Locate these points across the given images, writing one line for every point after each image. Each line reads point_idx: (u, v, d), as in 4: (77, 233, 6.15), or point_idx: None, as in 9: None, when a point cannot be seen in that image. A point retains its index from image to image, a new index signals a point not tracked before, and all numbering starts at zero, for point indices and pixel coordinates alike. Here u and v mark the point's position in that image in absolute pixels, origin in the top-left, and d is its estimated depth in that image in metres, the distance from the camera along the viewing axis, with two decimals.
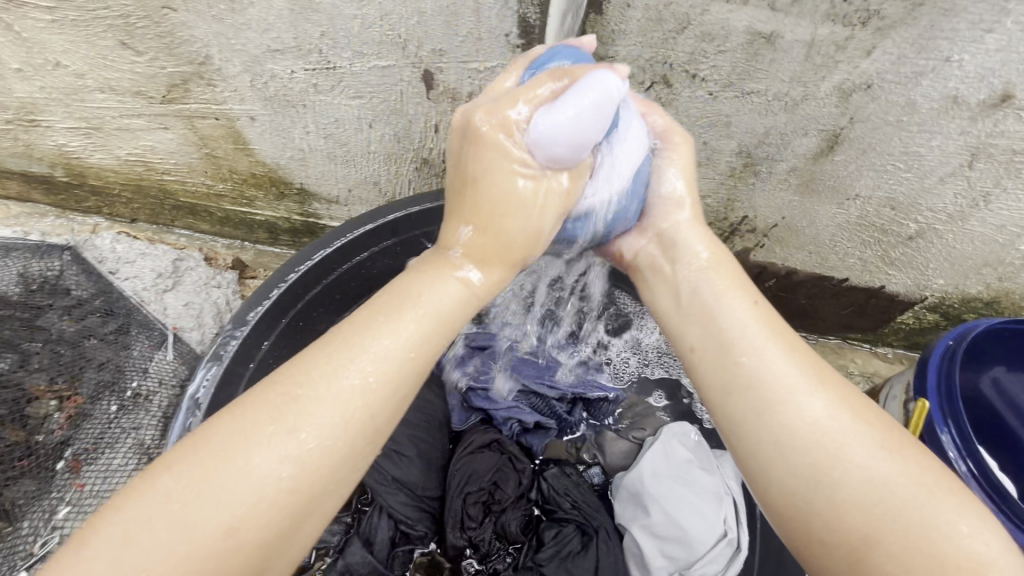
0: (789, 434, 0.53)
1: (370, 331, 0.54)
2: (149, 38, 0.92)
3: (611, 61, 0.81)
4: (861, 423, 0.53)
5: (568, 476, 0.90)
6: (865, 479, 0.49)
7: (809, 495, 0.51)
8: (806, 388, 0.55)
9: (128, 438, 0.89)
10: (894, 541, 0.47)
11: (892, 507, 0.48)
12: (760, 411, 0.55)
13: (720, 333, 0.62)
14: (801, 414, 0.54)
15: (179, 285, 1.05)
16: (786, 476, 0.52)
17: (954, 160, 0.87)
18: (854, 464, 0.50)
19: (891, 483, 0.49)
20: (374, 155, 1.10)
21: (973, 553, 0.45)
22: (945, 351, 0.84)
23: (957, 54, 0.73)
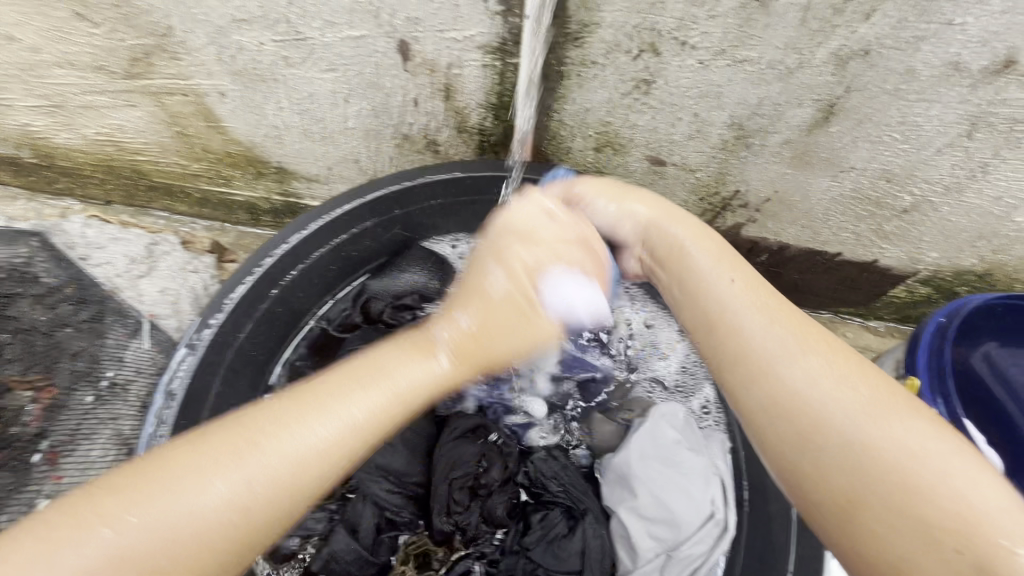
0: (778, 401, 0.57)
1: (344, 396, 0.60)
2: (105, 8, 0.86)
3: (595, 28, 0.77)
4: (848, 384, 0.56)
5: (556, 459, 0.89)
6: (846, 450, 0.53)
7: (797, 459, 0.55)
8: (786, 358, 0.58)
9: (106, 428, 0.88)
10: (879, 506, 0.50)
11: (873, 472, 0.51)
12: (751, 381, 0.60)
13: (711, 308, 0.67)
14: (787, 383, 0.57)
15: (154, 270, 1.02)
16: (778, 440, 0.57)
17: (952, 130, 0.84)
18: (834, 433, 0.53)
19: (878, 450, 0.51)
20: (352, 131, 1.05)
21: (967, 506, 0.47)
22: (937, 329, 0.81)
23: (960, 17, 0.68)
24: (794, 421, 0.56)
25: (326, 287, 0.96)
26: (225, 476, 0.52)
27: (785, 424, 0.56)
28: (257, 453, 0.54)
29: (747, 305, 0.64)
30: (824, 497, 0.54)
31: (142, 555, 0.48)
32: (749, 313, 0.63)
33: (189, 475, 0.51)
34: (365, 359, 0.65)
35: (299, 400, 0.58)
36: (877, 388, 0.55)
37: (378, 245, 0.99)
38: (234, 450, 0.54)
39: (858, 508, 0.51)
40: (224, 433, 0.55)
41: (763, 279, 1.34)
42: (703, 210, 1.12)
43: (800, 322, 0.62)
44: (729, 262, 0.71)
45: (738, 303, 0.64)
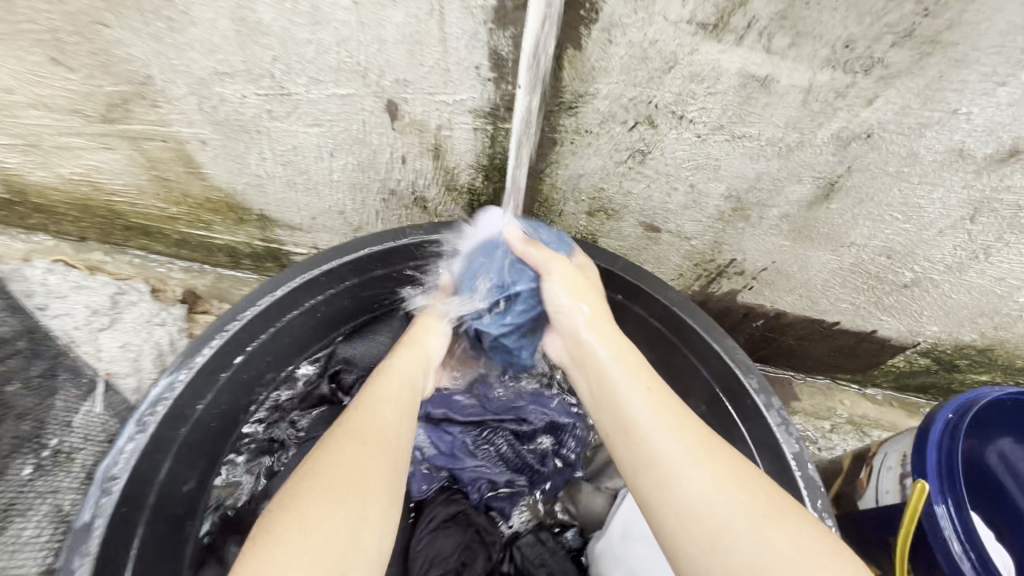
0: (678, 505, 0.57)
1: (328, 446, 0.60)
2: (82, 55, 0.83)
3: (590, 98, 0.74)
4: (678, 437, 0.61)
5: (542, 543, 0.81)
6: (709, 491, 0.56)
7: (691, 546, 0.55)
8: (695, 461, 0.59)
9: (44, 504, 0.78)
10: (734, 558, 0.53)
11: (705, 522, 0.55)
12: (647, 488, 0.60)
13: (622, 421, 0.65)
14: (686, 492, 0.57)
15: (117, 323, 0.96)
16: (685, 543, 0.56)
17: (955, 213, 0.81)
18: (705, 488, 0.56)
19: (711, 509, 0.55)
20: (337, 184, 1.01)
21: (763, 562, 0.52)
22: (945, 426, 0.73)
23: (965, 107, 0.66)
24: (668, 493, 0.58)
25: (295, 347, 0.90)
26: (322, 518, 0.52)
27: (639, 477, 0.61)
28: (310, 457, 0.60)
29: (650, 417, 0.63)
30: (682, 535, 0.56)
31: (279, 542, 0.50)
32: (652, 421, 0.63)
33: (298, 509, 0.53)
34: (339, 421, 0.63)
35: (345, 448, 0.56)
36: (711, 459, 0.59)
37: (357, 305, 0.94)
38: (313, 480, 0.55)
39: (719, 544, 0.54)
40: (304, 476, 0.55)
41: (760, 344, 1.29)
42: (697, 276, 1.09)
43: (694, 425, 0.63)
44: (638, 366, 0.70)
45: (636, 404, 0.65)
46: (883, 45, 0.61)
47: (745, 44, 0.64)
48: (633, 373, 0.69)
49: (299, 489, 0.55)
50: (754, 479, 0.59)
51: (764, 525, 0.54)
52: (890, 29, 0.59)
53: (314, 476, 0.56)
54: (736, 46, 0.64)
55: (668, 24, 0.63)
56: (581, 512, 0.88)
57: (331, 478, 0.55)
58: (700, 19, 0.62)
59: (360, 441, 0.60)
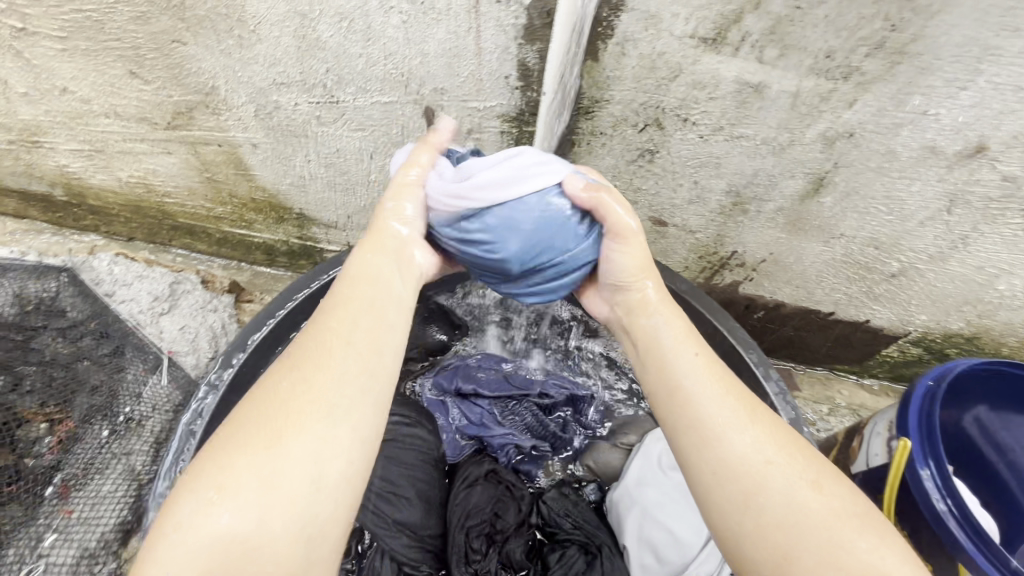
0: (725, 467, 0.59)
1: (278, 388, 0.56)
2: (158, 69, 0.94)
3: (606, 103, 0.85)
4: (728, 400, 0.63)
5: (566, 497, 0.87)
6: (753, 452, 0.59)
7: (740, 517, 0.57)
8: (739, 423, 0.61)
9: (119, 463, 0.90)
10: (768, 514, 0.56)
11: (745, 479, 0.58)
12: (697, 446, 0.61)
13: (670, 382, 0.66)
14: (734, 451, 0.60)
15: (176, 308, 1.06)
16: (723, 502, 0.58)
17: (933, 205, 0.91)
18: (750, 449, 0.59)
19: (750, 464, 0.58)
20: (374, 184, 1.11)
21: (798, 507, 0.56)
22: (926, 392, 0.82)
23: (933, 109, 0.76)
24: (710, 452, 0.60)
25: None
26: (272, 458, 0.51)
27: (682, 436, 0.63)
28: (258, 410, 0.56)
29: (698, 381, 0.65)
30: (723, 489, 0.59)
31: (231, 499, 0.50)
32: (695, 381, 0.65)
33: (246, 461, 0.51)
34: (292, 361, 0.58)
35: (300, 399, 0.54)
36: (758, 423, 0.62)
37: None
38: (275, 417, 0.54)
39: (756, 500, 0.57)
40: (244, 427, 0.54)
41: (761, 335, 1.37)
42: (701, 268, 1.18)
43: (732, 386, 0.65)
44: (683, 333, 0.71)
45: (682, 368, 0.66)
46: (858, 55, 0.71)
47: (740, 56, 0.74)
48: (676, 333, 0.71)
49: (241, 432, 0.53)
50: (794, 441, 0.62)
51: (811, 483, 0.57)
52: (864, 42, 0.70)
53: (276, 410, 0.54)
54: (732, 57, 0.75)
55: (674, 39, 0.74)
56: (599, 466, 0.92)
57: (273, 416, 0.54)
58: (701, 33, 0.72)
59: (330, 370, 0.57)
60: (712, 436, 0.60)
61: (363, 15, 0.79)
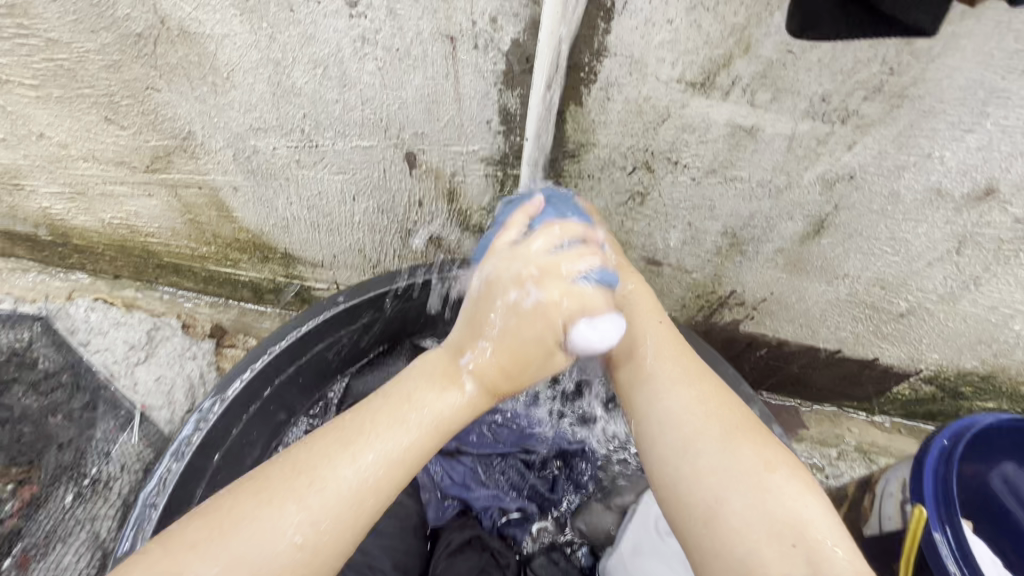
0: (669, 418, 0.64)
1: (321, 466, 0.56)
2: (133, 115, 0.92)
3: (592, 147, 0.81)
4: (678, 364, 0.69)
5: (556, 565, 0.85)
6: (694, 405, 0.64)
7: (677, 464, 0.60)
8: (686, 382, 0.67)
9: (82, 531, 0.85)
10: (705, 459, 0.59)
11: (686, 429, 0.62)
12: (648, 404, 0.66)
13: (631, 341, 0.72)
14: (678, 404, 0.64)
15: (153, 357, 1.01)
16: (666, 450, 0.62)
17: (941, 246, 0.86)
18: (694, 403, 0.64)
19: (687, 415, 0.63)
20: (358, 225, 1.08)
21: (736, 459, 0.59)
22: (941, 452, 0.76)
23: (938, 151, 0.72)
24: (659, 403, 0.66)
25: (313, 379, 0.95)
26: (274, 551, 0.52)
27: (635, 392, 0.69)
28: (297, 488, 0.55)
29: (655, 346, 0.71)
30: (665, 438, 0.63)
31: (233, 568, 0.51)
32: (654, 346, 0.71)
33: (254, 539, 0.52)
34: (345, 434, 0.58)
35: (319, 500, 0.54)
36: (706, 389, 0.66)
37: (372, 338, 0.99)
38: (290, 505, 0.53)
39: (694, 449, 0.60)
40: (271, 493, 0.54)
41: (765, 374, 1.31)
42: (699, 307, 1.13)
43: (686, 361, 0.70)
44: (652, 304, 0.76)
45: (646, 335, 0.72)
46: (856, 98, 0.67)
47: (731, 99, 0.71)
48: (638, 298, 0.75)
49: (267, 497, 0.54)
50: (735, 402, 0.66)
51: (745, 436, 0.61)
52: (861, 85, 0.66)
53: (287, 496, 0.54)
54: (723, 101, 0.71)
55: (660, 83, 0.70)
56: (591, 529, 0.87)
57: (294, 496, 0.54)
58: (688, 78, 0.69)
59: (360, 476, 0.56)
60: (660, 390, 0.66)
61: (338, 62, 0.76)
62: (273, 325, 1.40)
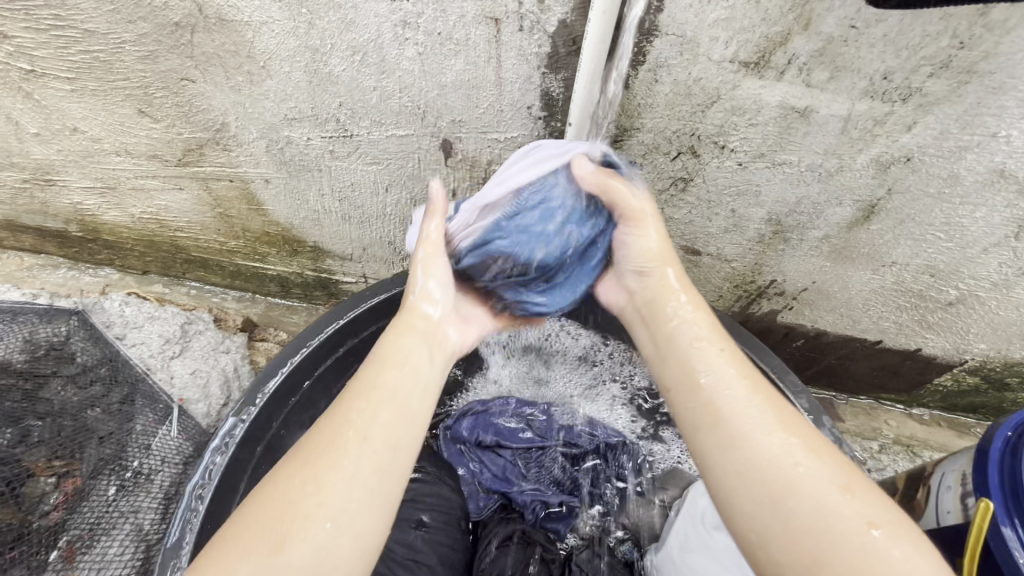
0: (751, 466, 0.54)
1: (343, 422, 0.55)
2: (167, 107, 0.91)
3: (635, 132, 0.79)
4: (754, 398, 0.58)
5: (601, 559, 0.81)
6: (784, 452, 0.54)
7: (766, 519, 0.52)
8: (768, 423, 0.57)
9: (126, 523, 0.85)
10: (800, 518, 0.51)
11: (774, 483, 0.53)
12: (723, 446, 0.56)
13: (692, 370, 0.62)
14: (761, 450, 0.55)
15: (187, 351, 1.04)
16: (748, 503, 0.54)
17: (999, 231, 0.83)
18: (780, 448, 0.55)
19: (773, 463, 0.54)
20: (390, 217, 1.06)
21: (836, 515, 0.50)
22: (1004, 445, 0.73)
23: (1005, 130, 0.68)
24: (734, 449, 0.56)
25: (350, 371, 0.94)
26: (315, 504, 0.50)
27: (701, 433, 0.59)
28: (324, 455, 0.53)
29: (721, 379, 0.60)
30: (747, 490, 0.54)
31: (266, 532, 0.49)
32: (722, 376, 0.61)
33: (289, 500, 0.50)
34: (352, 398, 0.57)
35: (340, 448, 0.53)
36: (792, 430, 0.56)
37: None
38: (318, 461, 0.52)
39: (786, 504, 0.52)
40: (290, 466, 0.53)
41: (801, 366, 1.28)
42: (736, 297, 1.11)
43: (763, 391, 0.60)
44: (712, 328, 0.66)
45: (710, 367, 0.61)
46: (920, 75, 0.64)
47: (786, 80, 0.68)
48: (689, 326, 0.66)
49: (288, 469, 0.53)
50: (822, 439, 0.57)
51: (843, 486, 0.52)
52: (927, 61, 0.63)
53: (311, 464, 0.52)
54: (777, 81, 0.68)
55: (712, 64, 0.68)
56: (634, 524, 0.87)
57: (314, 451, 0.53)
58: (742, 57, 0.66)
59: (372, 427, 0.55)
60: (734, 435, 0.56)
61: (378, 48, 0.74)
62: (300, 319, 1.40)
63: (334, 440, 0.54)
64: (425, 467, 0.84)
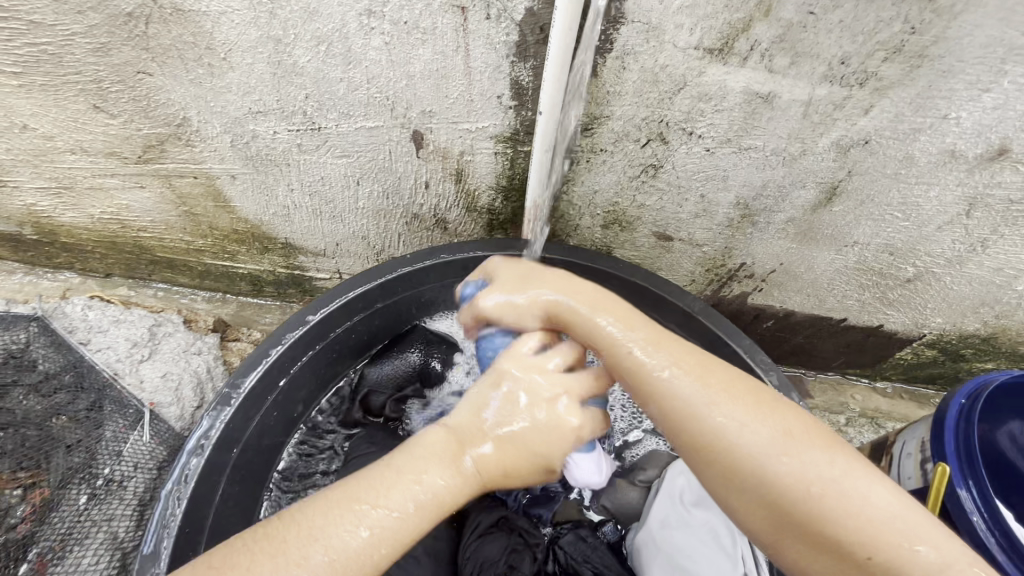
0: (699, 448, 0.60)
1: (347, 521, 0.55)
2: (124, 101, 0.88)
3: (606, 120, 0.80)
4: (692, 380, 0.62)
5: (584, 540, 0.83)
6: (727, 431, 0.59)
7: (726, 494, 0.60)
8: (709, 403, 0.61)
9: (100, 532, 0.83)
10: (753, 493, 0.58)
11: (721, 461, 0.59)
12: (672, 435, 0.62)
13: (627, 374, 0.64)
14: (704, 430, 0.60)
15: (156, 354, 1.00)
16: (709, 478, 0.61)
17: (951, 209, 0.87)
18: (723, 430, 0.59)
19: (719, 441, 0.59)
20: (362, 211, 1.05)
21: (786, 482, 0.56)
22: (959, 411, 0.78)
23: (954, 112, 0.72)
24: (687, 431, 0.61)
25: (327, 368, 0.93)
26: None
27: (655, 421, 0.64)
28: (315, 551, 0.53)
29: (664, 378, 0.63)
30: (706, 469, 0.61)
31: None
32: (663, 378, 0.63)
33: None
34: (365, 494, 0.57)
35: (332, 547, 0.53)
36: (732, 405, 0.60)
37: (385, 328, 0.99)
38: (306, 551, 0.53)
39: (737, 479, 0.58)
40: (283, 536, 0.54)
41: (771, 345, 1.32)
42: (708, 281, 1.13)
43: (702, 370, 0.63)
44: (628, 315, 0.68)
45: (648, 364, 0.64)
46: (875, 60, 0.67)
47: (749, 66, 0.69)
48: (615, 323, 0.67)
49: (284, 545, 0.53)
50: (763, 403, 0.61)
51: (783, 451, 0.57)
52: (881, 47, 0.65)
53: (294, 556, 0.53)
54: (741, 67, 0.70)
55: (678, 51, 0.69)
56: (616, 505, 0.89)
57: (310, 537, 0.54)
58: (706, 44, 0.68)
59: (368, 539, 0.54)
60: (676, 424, 0.61)
61: (342, 38, 0.73)
62: (274, 318, 1.37)
63: (328, 535, 0.54)
64: None
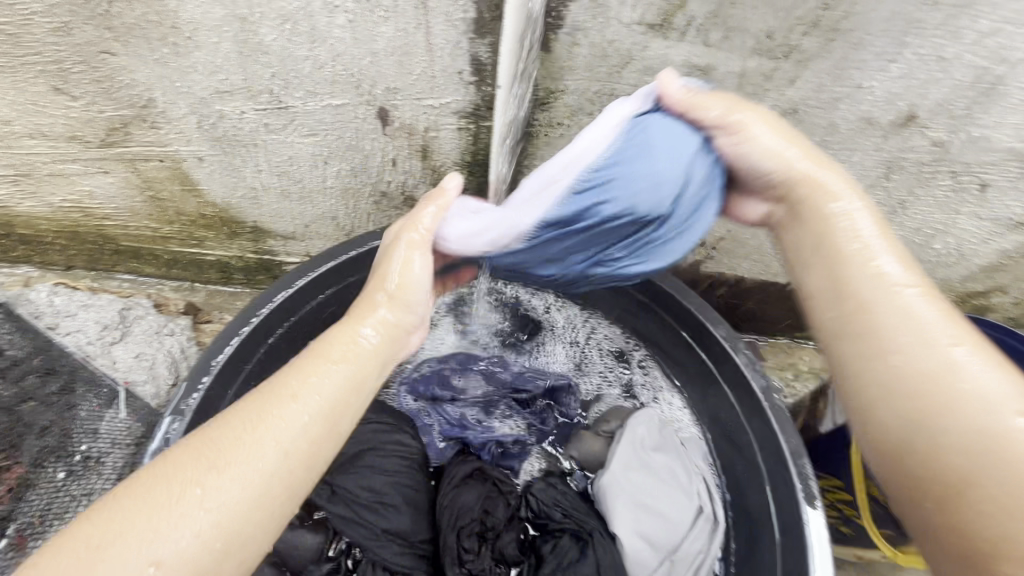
0: (902, 382, 0.59)
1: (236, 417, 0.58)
2: (86, 83, 0.88)
3: (560, 94, 0.86)
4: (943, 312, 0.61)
5: (554, 487, 0.90)
6: (943, 370, 0.57)
7: (912, 433, 0.57)
8: (945, 339, 0.58)
9: (80, 506, 0.86)
10: (948, 435, 0.55)
11: (926, 397, 0.57)
12: (871, 360, 0.61)
13: (859, 288, 0.64)
14: (917, 365, 0.58)
15: (129, 336, 1.00)
16: (891, 415, 0.59)
17: (872, 173, 0.96)
18: (953, 364, 0.57)
19: (936, 376, 0.57)
20: (330, 190, 1.08)
21: (1006, 431, 0.52)
22: None
23: (867, 82, 0.80)
24: (881, 366, 0.61)
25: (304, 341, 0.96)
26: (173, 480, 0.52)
27: (856, 346, 0.63)
28: (206, 442, 0.56)
29: (889, 300, 0.62)
30: (898, 404, 0.58)
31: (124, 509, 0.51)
32: (895, 303, 0.62)
33: (164, 477, 0.53)
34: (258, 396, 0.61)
35: (223, 430, 0.57)
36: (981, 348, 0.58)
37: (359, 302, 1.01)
38: (201, 446, 0.55)
39: (934, 419, 0.56)
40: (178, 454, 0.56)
41: (725, 311, 1.41)
42: None
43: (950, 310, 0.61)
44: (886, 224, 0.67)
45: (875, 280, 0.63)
46: (796, 33, 0.74)
47: (687, 40, 0.76)
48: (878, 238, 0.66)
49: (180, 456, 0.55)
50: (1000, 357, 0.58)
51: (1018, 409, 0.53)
52: (800, 21, 0.73)
53: (185, 452, 0.55)
54: (680, 41, 0.77)
55: (622, 26, 0.75)
56: (583, 455, 0.95)
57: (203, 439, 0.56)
58: (648, 20, 0.74)
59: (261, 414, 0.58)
60: (886, 349, 0.60)
61: (307, 16, 0.76)
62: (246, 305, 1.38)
63: (219, 428, 0.57)
64: (385, 418, 0.90)
